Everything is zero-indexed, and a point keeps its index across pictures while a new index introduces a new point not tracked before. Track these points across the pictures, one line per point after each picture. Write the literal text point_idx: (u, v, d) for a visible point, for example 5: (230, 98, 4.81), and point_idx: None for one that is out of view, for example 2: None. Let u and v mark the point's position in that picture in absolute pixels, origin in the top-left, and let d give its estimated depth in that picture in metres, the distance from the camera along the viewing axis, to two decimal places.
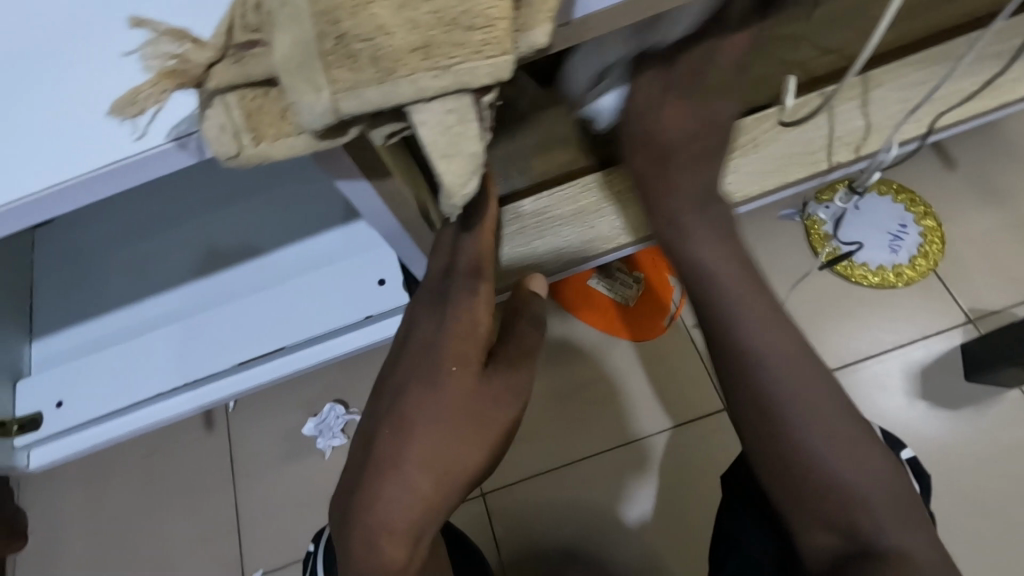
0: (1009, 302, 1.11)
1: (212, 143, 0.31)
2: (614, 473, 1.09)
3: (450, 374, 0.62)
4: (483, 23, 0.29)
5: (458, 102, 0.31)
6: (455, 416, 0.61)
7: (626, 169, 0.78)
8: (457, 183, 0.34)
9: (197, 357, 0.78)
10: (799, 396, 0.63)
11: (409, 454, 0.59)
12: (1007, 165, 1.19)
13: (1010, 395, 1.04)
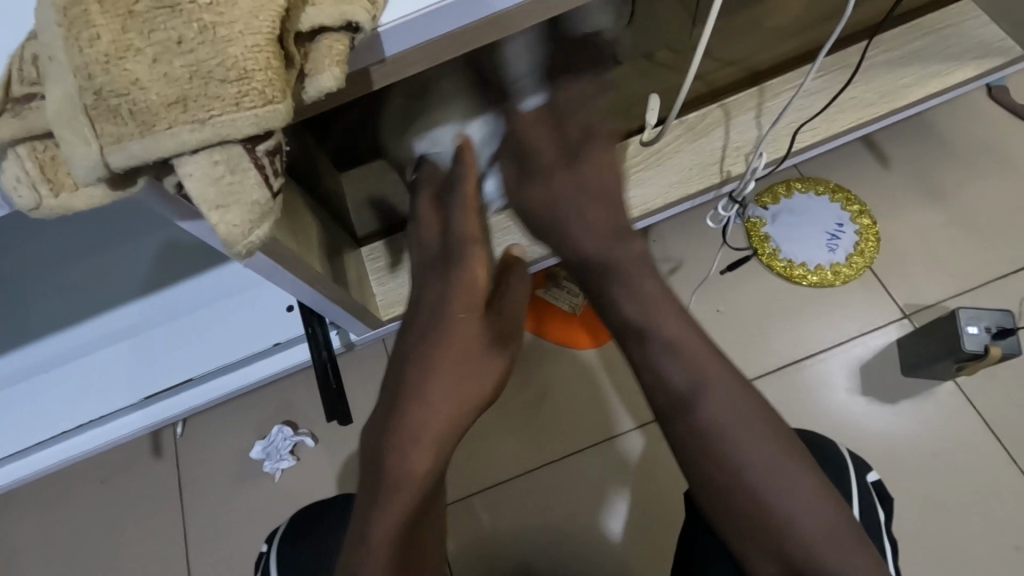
0: (942, 296, 1.13)
1: (11, 193, 0.34)
2: (560, 486, 1.10)
3: (447, 340, 0.58)
4: (236, 75, 0.32)
5: (225, 152, 0.35)
6: (451, 390, 0.57)
7: None
8: (237, 233, 0.37)
9: (182, 362, 0.95)
10: (754, 446, 0.52)
11: (399, 443, 0.54)
12: (941, 161, 1.21)
13: (945, 388, 1.06)
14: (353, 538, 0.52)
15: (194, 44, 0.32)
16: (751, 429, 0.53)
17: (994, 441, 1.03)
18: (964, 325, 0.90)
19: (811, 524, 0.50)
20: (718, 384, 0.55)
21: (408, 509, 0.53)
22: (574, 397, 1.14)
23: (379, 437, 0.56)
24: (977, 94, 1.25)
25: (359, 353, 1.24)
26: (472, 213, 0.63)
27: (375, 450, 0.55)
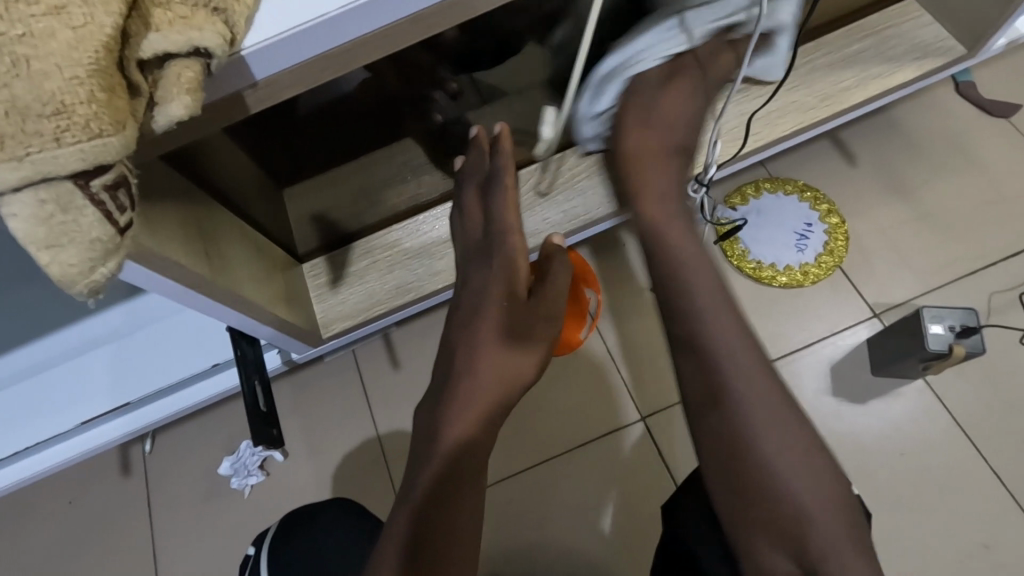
0: (911, 294, 1.12)
1: None
2: (540, 491, 1.08)
3: (494, 324, 0.63)
4: (57, 109, 0.32)
5: (55, 191, 0.35)
6: (502, 371, 0.62)
7: None
8: (78, 275, 0.38)
9: (120, 384, 0.93)
10: (758, 437, 0.60)
11: (454, 417, 0.61)
12: (908, 159, 1.21)
13: (912, 388, 1.06)
14: (403, 497, 0.59)
15: (10, 79, 0.31)
16: (759, 425, 0.61)
17: (964, 439, 1.02)
18: (928, 324, 0.90)
19: (806, 508, 0.58)
20: (747, 380, 0.62)
21: (454, 475, 0.59)
22: (555, 401, 1.13)
23: (437, 409, 0.62)
24: (943, 91, 1.25)
25: (329, 365, 1.23)
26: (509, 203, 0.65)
27: (434, 423, 0.62)
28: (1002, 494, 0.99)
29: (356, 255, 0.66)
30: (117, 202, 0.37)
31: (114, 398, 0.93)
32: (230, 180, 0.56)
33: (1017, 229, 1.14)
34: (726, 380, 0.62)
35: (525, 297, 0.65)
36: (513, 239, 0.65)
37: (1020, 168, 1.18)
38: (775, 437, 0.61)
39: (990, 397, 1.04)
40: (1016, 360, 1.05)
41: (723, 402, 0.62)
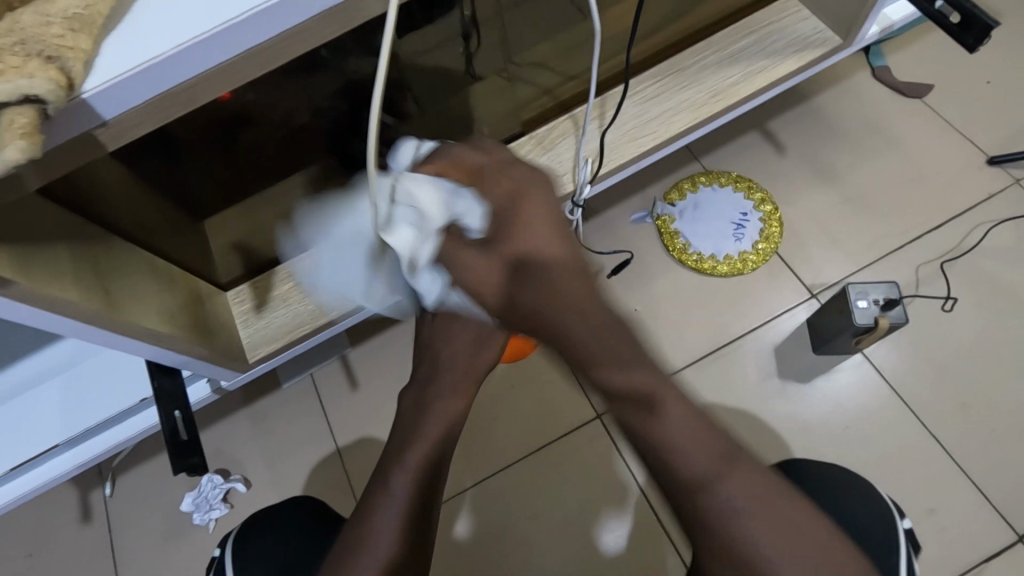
0: (844, 274, 1.16)
1: None
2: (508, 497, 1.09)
3: (468, 328, 0.64)
4: None
5: None
6: (473, 362, 0.66)
7: None
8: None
9: (15, 437, 0.75)
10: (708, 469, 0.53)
11: (444, 395, 0.65)
12: (833, 145, 1.25)
13: (852, 363, 1.09)
14: (392, 465, 0.61)
15: None
16: (686, 450, 0.53)
17: (902, 409, 1.06)
18: (854, 300, 0.94)
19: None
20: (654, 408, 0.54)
21: (443, 445, 0.63)
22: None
23: (425, 392, 0.65)
24: (860, 77, 1.29)
25: (288, 392, 1.22)
26: None
27: (423, 400, 0.65)
28: (941, 459, 1.02)
29: (280, 278, 0.66)
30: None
31: (12, 456, 0.74)
32: (138, 203, 0.56)
33: (938, 205, 1.18)
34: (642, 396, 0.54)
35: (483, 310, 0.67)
36: None
37: (937, 146, 1.22)
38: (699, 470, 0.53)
39: (924, 367, 1.08)
40: (945, 330, 1.10)
41: (641, 416, 0.54)
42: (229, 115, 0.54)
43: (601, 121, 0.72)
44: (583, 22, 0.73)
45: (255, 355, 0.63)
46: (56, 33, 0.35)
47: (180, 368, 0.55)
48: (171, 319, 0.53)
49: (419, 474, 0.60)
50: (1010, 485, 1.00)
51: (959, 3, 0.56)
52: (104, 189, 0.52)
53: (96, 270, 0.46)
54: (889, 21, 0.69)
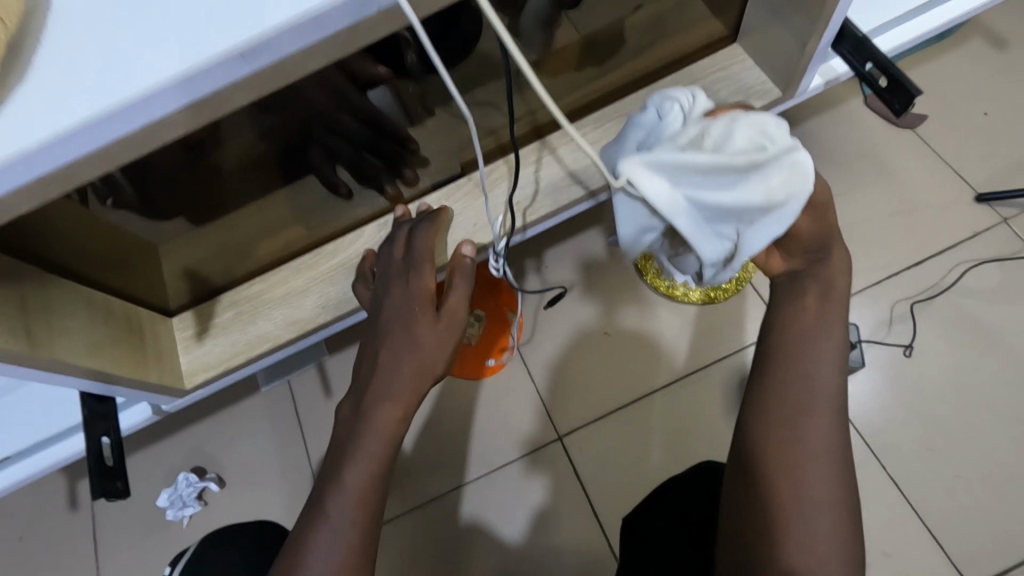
0: None
1: None
2: (462, 517, 1.06)
3: (411, 322, 0.60)
4: None
5: None
6: (418, 370, 0.59)
7: (336, 248, 0.72)
8: None
9: None
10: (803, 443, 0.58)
11: (387, 405, 0.58)
12: (818, 173, 1.22)
13: None
14: (331, 482, 0.57)
15: None
16: (771, 421, 0.59)
17: (865, 449, 1.04)
18: None
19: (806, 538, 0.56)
20: (778, 374, 0.60)
21: (384, 464, 0.58)
22: (488, 426, 1.10)
23: (365, 402, 0.60)
24: (852, 105, 1.26)
25: (267, 395, 1.26)
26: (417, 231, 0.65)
27: (363, 408, 0.59)
28: (900, 503, 1.01)
29: (222, 307, 0.70)
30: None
31: None
32: (92, 239, 0.57)
33: (920, 242, 1.16)
34: (779, 355, 0.61)
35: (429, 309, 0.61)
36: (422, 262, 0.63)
37: (924, 180, 1.19)
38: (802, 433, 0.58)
39: (892, 408, 1.06)
40: (916, 372, 1.08)
41: (805, 399, 0.59)
42: (181, 155, 0.53)
43: (538, 166, 0.73)
44: None
45: (192, 382, 0.66)
46: None
47: (111, 395, 0.58)
48: (101, 353, 0.56)
49: (359, 493, 0.56)
50: (968, 535, 0.99)
51: (889, 70, 0.56)
52: (51, 228, 0.52)
53: (22, 310, 0.49)
54: (835, 73, 0.67)
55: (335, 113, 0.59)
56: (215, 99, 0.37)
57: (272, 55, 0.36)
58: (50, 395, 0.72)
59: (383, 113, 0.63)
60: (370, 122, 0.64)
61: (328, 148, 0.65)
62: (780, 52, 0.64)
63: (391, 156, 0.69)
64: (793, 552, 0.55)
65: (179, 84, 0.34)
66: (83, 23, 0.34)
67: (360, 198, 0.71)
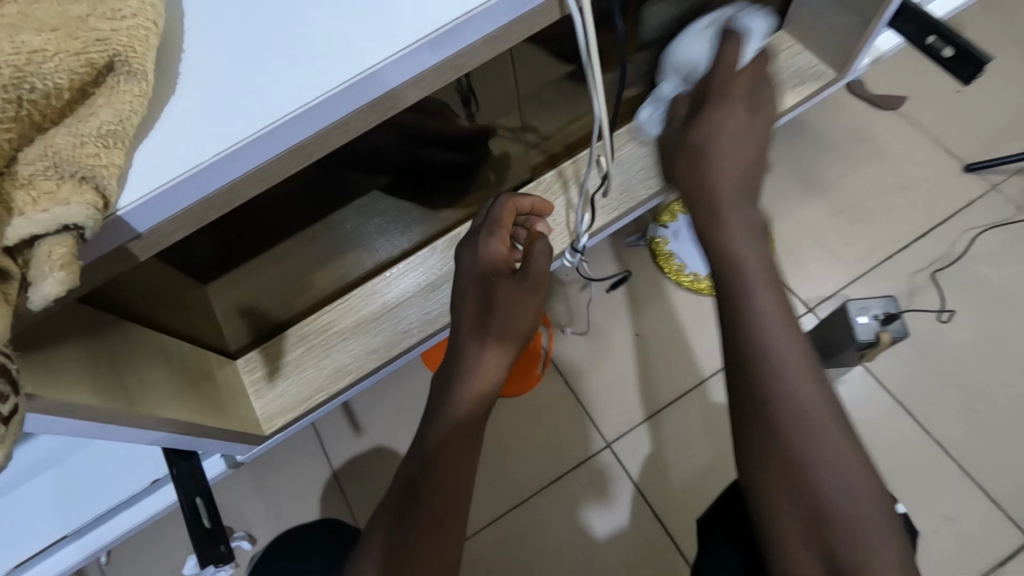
0: (840, 285, 1.16)
1: None
2: (525, 537, 1.01)
3: (488, 286, 0.59)
4: None
5: None
6: (502, 338, 0.59)
7: (406, 269, 0.68)
8: None
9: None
10: (797, 423, 0.49)
11: (467, 381, 0.57)
12: (819, 158, 1.25)
13: (855, 371, 1.09)
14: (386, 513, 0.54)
15: None
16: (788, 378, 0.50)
17: (906, 417, 1.07)
18: (855, 316, 0.95)
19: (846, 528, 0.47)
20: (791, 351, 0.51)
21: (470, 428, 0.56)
22: (538, 438, 1.06)
23: (446, 383, 0.58)
24: (838, 91, 1.31)
25: (289, 440, 1.18)
26: (504, 214, 0.61)
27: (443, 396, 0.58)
28: (946, 465, 1.04)
29: (291, 343, 0.65)
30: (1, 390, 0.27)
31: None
32: (170, 286, 0.51)
33: (924, 215, 1.20)
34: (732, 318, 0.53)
35: (511, 278, 0.60)
36: (495, 246, 0.60)
37: (915, 156, 1.25)
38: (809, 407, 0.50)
39: (926, 373, 1.09)
40: (939, 336, 1.11)
41: (768, 415, 0.50)
42: (264, 197, 0.49)
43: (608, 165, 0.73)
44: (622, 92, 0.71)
45: (272, 427, 0.61)
46: (89, 152, 0.27)
47: (196, 450, 0.53)
48: (188, 397, 0.51)
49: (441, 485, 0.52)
50: (1017, 486, 1.02)
51: (951, 40, 0.59)
52: (127, 283, 0.46)
53: (113, 366, 0.44)
54: (879, 52, 0.70)
55: (426, 134, 0.54)
56: (382, 100, 0.35)
57: (449, 46, 0.34)
58: (122, 452, 0.67)
59: (472, 126, 0.59)
60: (456, 143, 0.59)
61: (415, 173, 0.60)
62: (834, 34, 0.66)
63: (473, 170, 0.65)
64: (794, 519, 0.49)
65: (361, 83, 0.32)
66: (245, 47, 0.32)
67: (426, 217, 0.67)
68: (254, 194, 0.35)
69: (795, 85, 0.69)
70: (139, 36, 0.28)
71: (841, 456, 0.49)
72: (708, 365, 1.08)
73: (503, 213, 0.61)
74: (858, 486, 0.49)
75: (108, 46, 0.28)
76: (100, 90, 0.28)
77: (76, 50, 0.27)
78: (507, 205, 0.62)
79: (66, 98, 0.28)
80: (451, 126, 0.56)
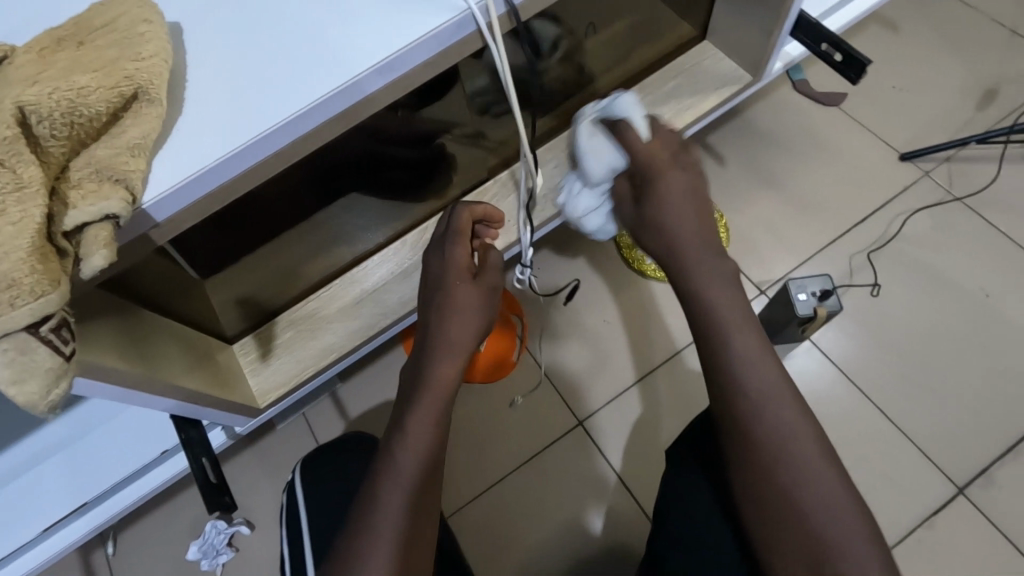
0: (789, 269, 1.26)
1: (30, 406, 0.36)
2: (514, 505, 1.07)
3: (453, 280, 0.62)
4: (6, 285, 0.32)
5: (13, 340, 0.34)
6: (470, 328, 0.60)
7: (382, 260, 0.76)
8: (38, 398, 0.36)
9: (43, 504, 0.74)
10: (768, 437, 0.51)
11: (438, 366, 0.57)
12: (767, 152, 1.36)
13: (804, 347, 1.19)
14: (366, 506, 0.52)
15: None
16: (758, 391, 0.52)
17: (852, 386, 1.16)
18: (795, 293, 1.05)
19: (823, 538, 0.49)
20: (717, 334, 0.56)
21: (441, 426, 0.56)
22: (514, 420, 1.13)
23: (417, 374, 0.58)
24: (784, 91, 1.42)
25: (283, 432, 1.26)
26: (462, 220, 0.66)
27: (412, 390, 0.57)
28: (889, 428, 1.12)
29: (282, 328, 0.73)
30: (62, 334, 0.36)
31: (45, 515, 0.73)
32: (175, 275, 0.60)
33: (864, 201, 1.30)
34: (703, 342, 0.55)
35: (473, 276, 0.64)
36: (458, 249, 0.64)
37: (855, 148, 1.35)
38: (769, 391, 0.52)
39: (869, 345, 1.19)
40: (880, 311, 1.21)
41: (739, 434, 0.52)
42: (252, 197, 0.57)
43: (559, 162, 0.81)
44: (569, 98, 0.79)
45: (266, 400, 0.69)
46: (120, 159, 0.36)
47: (201, 418, 0.61)
48: (193, 372, 0.59)
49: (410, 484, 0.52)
50: (955, 442, 1.10)
51: (840, 47, 0.68)
52: (140, 272, 0.55)
53: (132, 342, 0.52)
54: (790, 57, 0.80)
55: (385, 134, 0.63)
56: (346, 113, 0.44)
57: (400, 69, 0.43)
58: (150, 421, 0.77)
59: (427, 127, 0.68)
60: (413, 142, 0.69)
61: (381, 169, 0.69)
62: (747, 41, 0.75)
63: (437, 170, 0.75)
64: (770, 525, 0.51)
65: (337, 95, 0.41)
66: (238, 75, 0.40)
67: (397, 213, 0.76)
68: (244, 191, 0.43)
69: (719, 88, 0.78)
70: (157, 72, 0.37)
71: (789, 417, 0.52)
72: (671, 345, 1.16)
73: (462, 220, 0.67)
74: (832, 500, 0.50)
75: (135, 81, 0.36)
76: (128, 112, 0.37)
77: (111, 84, 0.36)
78: (465, 211, 0.67)
79: (103, 121, 0.37)
80: (408, 128, 0.65)
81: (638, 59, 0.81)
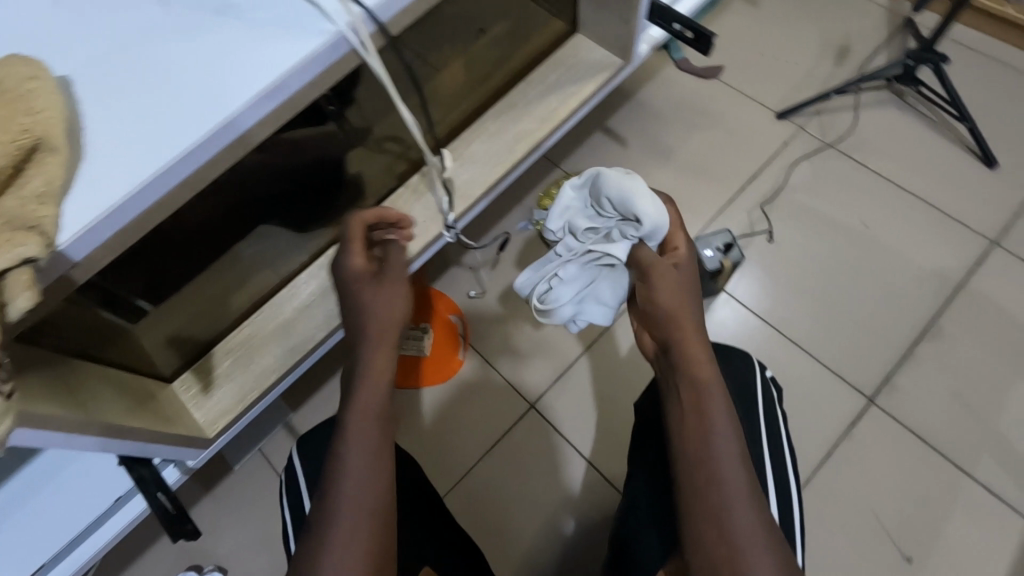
0: (698, 230, 1.37)
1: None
2: (488, 482, 1.14)
3: (362, 293, 0.65)
4: None
5: None
6: (387, 332, 0.63)
7: (310, 276, 0.79)
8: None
9: None
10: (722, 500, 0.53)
11: (363, 375, 0.60)
12: (662, 128, 1.47)
13: (721, 298, 1.30)
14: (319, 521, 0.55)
15: None
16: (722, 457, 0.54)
17: (767, 325, 1.27)
18: (701, 250, 1.15)
19: None
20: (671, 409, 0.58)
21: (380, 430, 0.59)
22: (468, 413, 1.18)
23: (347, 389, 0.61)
24: (668, 70, 1.53)
25: (242, 471, 1.25)
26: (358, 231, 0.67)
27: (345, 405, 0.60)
28: (804, 357, 1.24)
29: (219, 358, 0.75)
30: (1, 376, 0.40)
31: None
32: (100, 320, 0.61)
33: (753, 160, 1.43)
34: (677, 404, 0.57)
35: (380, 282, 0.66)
36: (360, 261, 0.66)
37: (738, 114, 1.48)
38: (719, 455, 0.54)
39: (776, 287, 1.31)
40: (781, 255, 1.34)
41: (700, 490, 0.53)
42: (167, 231, 0.60)
43: None
44: (463, 100, 0.85)
45: (216, 428, 0.71)
46: (30, 206, 0.38)
47: (151, 455, 0.62)
48: (134, 411, 0.60)
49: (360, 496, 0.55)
50: (861, 360, 1.23)
51: (689, 25, 0.77)
52: (64, 320, 0.56)
53: (67, 388, 0.53)
54: (654, 39, 0.88)
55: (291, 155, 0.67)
56: (241, 137, 0.47)
57: (286, 91, 0.47)
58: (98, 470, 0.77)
59: (331, 144, 0.73)
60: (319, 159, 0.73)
61: (293, 189, 0.73)
62: (612, 29, 0.83)
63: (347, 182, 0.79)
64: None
65: (222, 129, 0.45)
66: (131, 116, 0.44)
67: (316, 228, 0.79)
68: (156, 223, 0.46)
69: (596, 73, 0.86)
70: (53, 123, 0.40)
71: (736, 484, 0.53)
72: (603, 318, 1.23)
73: (358, 230, 0.68)
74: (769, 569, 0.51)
75: (33, 132, 0.39)
76: (29, 162, 0.39)
77: (10, 140, 0.38)
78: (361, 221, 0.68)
79: (6, 174, 0.39)
80: (311, 145, 0.70)
81: (521, 57, 0.87)
